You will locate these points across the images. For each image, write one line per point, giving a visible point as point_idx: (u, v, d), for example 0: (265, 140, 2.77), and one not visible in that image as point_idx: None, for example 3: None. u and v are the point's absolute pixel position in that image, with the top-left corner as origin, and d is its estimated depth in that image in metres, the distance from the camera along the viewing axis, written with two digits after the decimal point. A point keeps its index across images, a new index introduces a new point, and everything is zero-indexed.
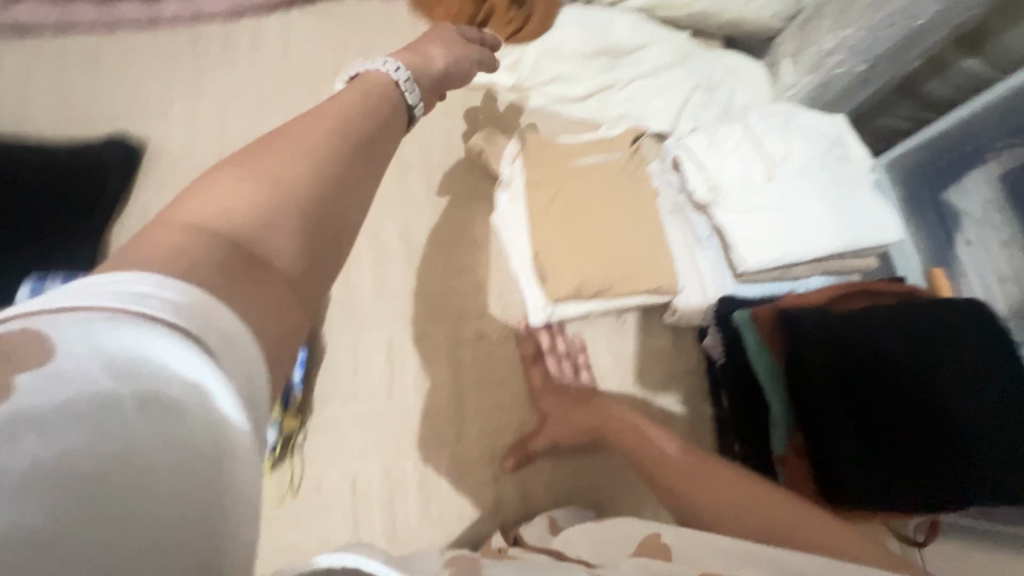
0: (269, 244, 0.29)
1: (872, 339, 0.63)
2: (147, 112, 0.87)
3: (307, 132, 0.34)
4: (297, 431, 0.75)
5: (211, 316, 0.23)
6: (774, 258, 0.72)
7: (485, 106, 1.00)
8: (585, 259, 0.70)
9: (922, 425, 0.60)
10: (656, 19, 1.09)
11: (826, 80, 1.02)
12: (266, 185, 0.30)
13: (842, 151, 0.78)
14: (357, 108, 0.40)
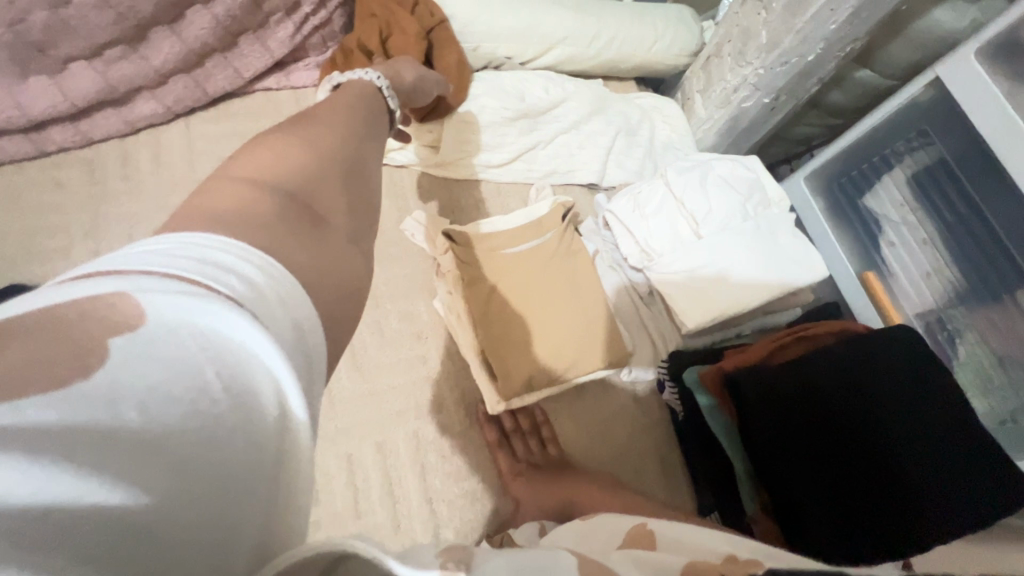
0: (309, 205, 0.43)
1: (809, 387, 0.66)
2: (45, 250, 0.80)
3: (320, 133, 0.49)
4: None
5: (270, 265, 0.32)
6: (713, 315, 0.73)
7: (411, 184, 0.98)
8: (532, 352, 0.73)
9: (871, 465, 0.62)
10: (567, 73, 1.11)
11: (736, 112, 1.05)
12: (295, 167, 0.44)
13: (760, 195, 0.81)
14: (347, 126, 0.53)
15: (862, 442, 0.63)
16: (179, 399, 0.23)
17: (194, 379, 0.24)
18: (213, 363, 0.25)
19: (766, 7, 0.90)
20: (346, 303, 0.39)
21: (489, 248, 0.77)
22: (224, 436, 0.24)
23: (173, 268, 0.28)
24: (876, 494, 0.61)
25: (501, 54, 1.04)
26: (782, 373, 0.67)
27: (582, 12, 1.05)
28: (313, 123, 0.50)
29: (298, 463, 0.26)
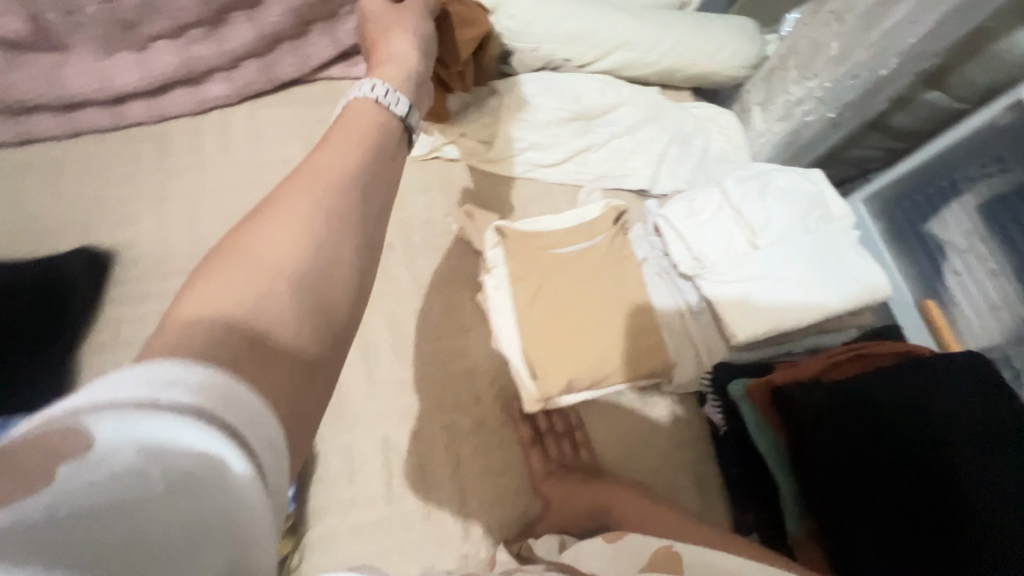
0: (273, 332, 0.30)
1: (864, 412, 0.63)
2: (117, 218, 0.84)
3: (326, 170, 0.37)
4: (292, 552, 0.70)
5: (226, 396, 0.24)
6: (765, 329, 0.71)
7: (463, 179, 0.99)
8: (575, 355, 0.72)
9: (930, 494, 0.59)
10: (623, 79, 1.10)
11: (797, 127, 1.03)
12: (263, 277, 0.32)
13: (822, 210, 0.78)
14: (366, 151, 0.40)
15: (916, 474, 0.60)
16: (124, 506, 0.21)
17: (143, 488, 0.21)
18: (168, 467, 0.22)
19: (838, 18, 0.88)
20: (317, 409, 0.31)
21: (537, 245, 0.77)
22: (178, 530, 0.22)
23: (110, 367, 0.22)
24: (930, 532, 0.58)
25: (560, 57, 1.04)
26: (836, 390, 0.65)
27: (644, 19, 1.05)
28: (319, 155, 0.38)
29: (260, 549, 0.24)
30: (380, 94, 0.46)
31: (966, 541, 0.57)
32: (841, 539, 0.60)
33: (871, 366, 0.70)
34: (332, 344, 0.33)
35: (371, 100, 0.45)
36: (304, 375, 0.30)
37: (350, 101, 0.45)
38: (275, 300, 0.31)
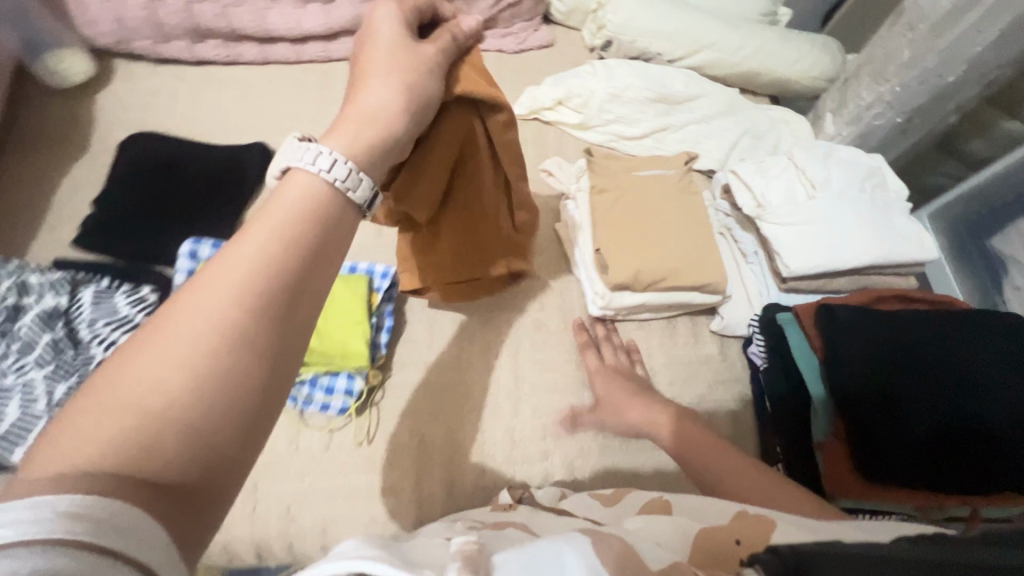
0: (158, 467, 0.27)
1: (914, 338, 0.69)
2: (280, 120, 1.05)
3: (235, 280, 0.31)
4: (378, 388, 0.84)
5: (101, 515, 0.23)
6: (815, 265, 0.80)
7: (554, 140, 1.16)
8: (644, 254, 0.84)
9: (955, 413, 0.65)
10: (708, 76, 1.24)
11: (865, 130, 1.12)
12: (147, 411, 0.27)
13: (879, 180, 0.87)
14: (288, 246, 0.33)
15: (959, 399, 0.65)
16: None
17: None
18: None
19: (912, 28, 0.95)
20: (204, 530, 0.28)
21: (621, 167, 0.91)
22: None
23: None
24: (958, 447, 0.65)
25: (654, 50, 1.21)
26: (879, 318, 0.72)
27: (731, 27, 1.20)
28: (232, 254, 0.32)
29: None
30: (335, 173, 0.37)
31: (974, 450, 0.65)
32: (864, 441, 0.67)
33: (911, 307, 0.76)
34: (209, 479, 0.28)
35: (309, 169, 0.36)
36: (179, 508, 0.27)
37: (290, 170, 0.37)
38: (157, 442, 0.27)
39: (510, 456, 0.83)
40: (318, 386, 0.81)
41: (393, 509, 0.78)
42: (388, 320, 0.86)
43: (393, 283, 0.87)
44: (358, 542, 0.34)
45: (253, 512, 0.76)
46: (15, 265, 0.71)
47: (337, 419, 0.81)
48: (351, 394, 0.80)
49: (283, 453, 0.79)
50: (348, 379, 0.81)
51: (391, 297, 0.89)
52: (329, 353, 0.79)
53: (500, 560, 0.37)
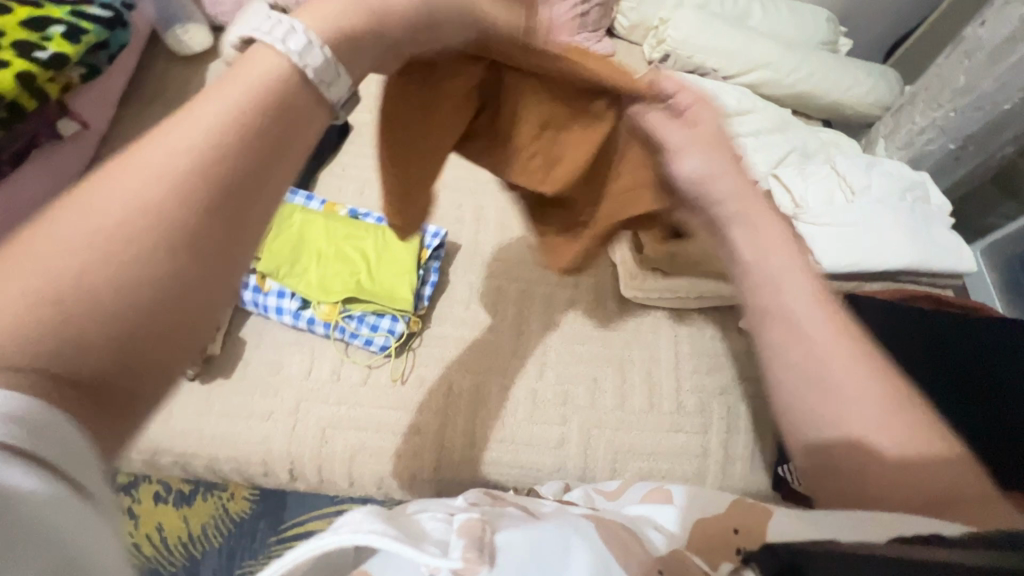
0: (70, 366, 0.24)
1: (948, 344, 0.73)
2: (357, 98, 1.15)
3: (168, 175, 0.27)
4: (415, 335, 0.91)
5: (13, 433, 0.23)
6: (848, 264, 0.82)
7: None
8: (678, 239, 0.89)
9: (976, 399, 0.68)
10: (762, 94, 1.28)
11: (918, 154, 1.13)
12: (50, 300, 0.24)
13: (922, 194, 0.88)
14: (231, 137, 0.28)
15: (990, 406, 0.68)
16: None
17: None
18: None
19: (969, 56, 0.98)
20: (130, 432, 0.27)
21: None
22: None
23: None
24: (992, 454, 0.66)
25: (709, 65, 1.26)
26: (903, 313, 0.75)
27: (789, 50, 1.25)
28: (164, 137, 0.27)
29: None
30: (291, 44, 0.30)
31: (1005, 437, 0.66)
32: None
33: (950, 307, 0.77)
34: (133, 389, 0.26)
35: (275, 45, 0.30)
36: (99, 410, 0.26)
37: (255, 47, 0.30)
38: (66, 335, 0.24)
39: (531, 416, 0.88)
40: (364, 322, 0.88)
41: (417, 448, 0.84)
42: (433, 275, 0.94)
43: (442, 243, 0.96)
44: (365, 515, 0.42)
45: (293, 429, 0.83)
46: None
47: (376, 357, 0.89)
48: (393, 333, 0.88)
49: (323, 382, 0.86)
50: (391, 321, 0.89)
51: (438, 256, 0.97)
52: (378, 294, 0.88)
53: (500, 535, 0.44)
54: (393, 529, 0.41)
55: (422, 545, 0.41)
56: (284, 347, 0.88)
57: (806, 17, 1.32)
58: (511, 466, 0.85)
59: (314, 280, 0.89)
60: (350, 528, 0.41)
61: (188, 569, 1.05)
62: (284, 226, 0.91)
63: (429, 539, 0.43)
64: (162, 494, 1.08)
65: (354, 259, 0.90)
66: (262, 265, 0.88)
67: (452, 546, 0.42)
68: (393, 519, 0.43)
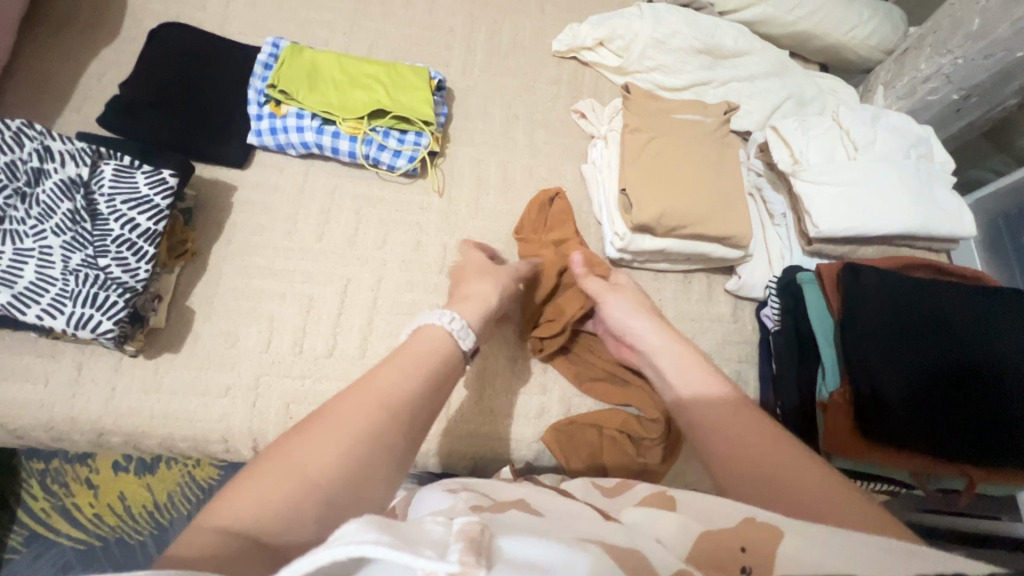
0: None
1: (939, 315, 0.68)
2: (311, 32, 1.00)
3: (343, 429, 0.44)
4: (438, 154, 0.94)
5: None
6: (847, 226, 0.77)
7: (591, 81, 1.09)
8: (669, 197, 0.83)
9: (965, 382, 0.66)
10: (759, 35, 1.17)
11: (918, 106, 1.07)
12: None
13: (926, 151, 0.83)
14: (346, 463, 0.42)
15: (980, 395, 0.66)
16: None
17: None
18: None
19: None
20: None
21: (658, 110, 0.91)
22: None
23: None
24: (965, 418, 0.65)
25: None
26: (903, 281, 0.71)
27: None
28: None
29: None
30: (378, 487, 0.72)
31: (979, 419, 0.65)
32: (876, 404, 0.66)
33: (941, 277, 0.75)
34: None
35: None
36: None
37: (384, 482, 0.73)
38: None
39: (510, 386, 0.83)
40: (390, 137, 0.90)
41: None
42: (445, 107, 0.96)
43: (443, 83, 0.98)
44: (358, 523, 0.34)
45: (253, 405, 0.76)
46: (39, 128, 0.71)
47: (407, 167, 0.90)
48: (420, 145, 0.90)
49: (285, 356, 0.79)
50: (415, 137, 0.91)
51: (443, 99, 0.98)
52: (401, 110, 0.89)
53: (501, 539, 0.38)
54: (390, 533, 0.34)
55: (417, 548, 0.34)
56: (237, 317, 0.80)
57: None
58: (488, 440, 0.80)
59: (330, 98, 0.89)
60: (345, 538, 0.33)
61: (157, 538, 1.01)
62: (291, 66, 0.89)
63: (425, 540, 0.35)
64: (123, 463, 1.04)
65: (370, 83, 0.91)
66: (278, 89, 0.88)
67: (449, 549, 0.35)
68: (394, 523, 0.35)
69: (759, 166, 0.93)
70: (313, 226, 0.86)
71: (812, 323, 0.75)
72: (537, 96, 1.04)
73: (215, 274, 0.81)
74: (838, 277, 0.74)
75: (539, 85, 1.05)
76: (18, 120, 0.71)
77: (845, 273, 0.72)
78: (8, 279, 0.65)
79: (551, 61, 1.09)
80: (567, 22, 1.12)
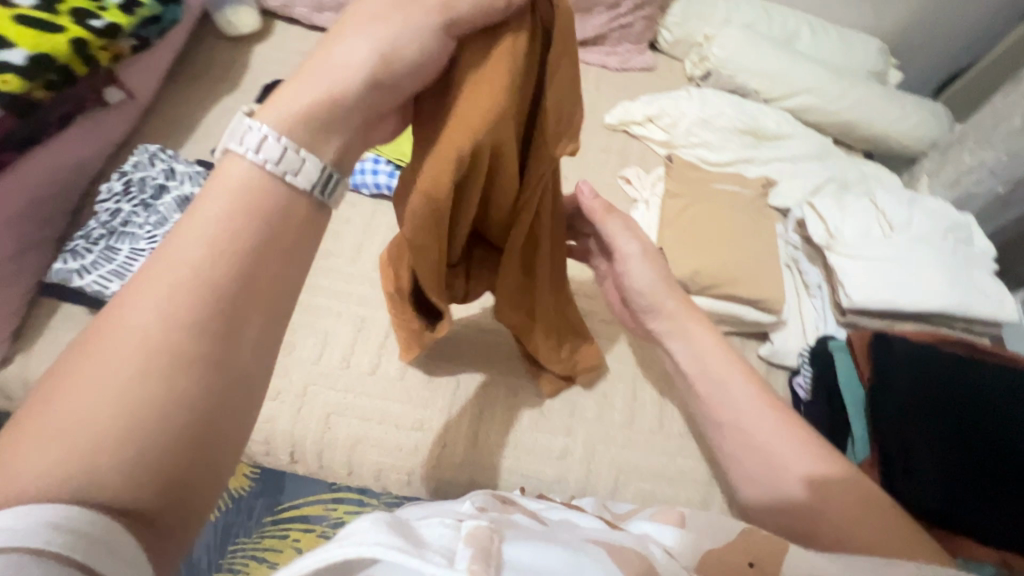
0: None
1: (972, 391, 0.68)
2: None
3: (124, 338, 0.28)
4: None
5: None
6: (881, 300, 0.79)
7: (638, 151, 1.18)
8: (704, 259, 0.88)
9: (1001, 461, 0.64)
10: (803, 121, 1.24)
11: (962, 196, 1.09)
12: None
13: (964, 236, 0.85)
14: (152, 387, 0.28)
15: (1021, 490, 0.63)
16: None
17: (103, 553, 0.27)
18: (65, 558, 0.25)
19: None
20: None
21: (698, 179, 0.98)
22: None
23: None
24: (1003, 499, 0.63)
25: (752, 86, 1.22)
26: (933, 354, 0.72)
27: (836, 77, 1.22)
28: None
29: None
30: None
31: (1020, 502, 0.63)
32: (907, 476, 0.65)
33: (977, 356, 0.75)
34: None
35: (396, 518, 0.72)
36: None
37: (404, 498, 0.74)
38: None
39: (537, 424, 0.86)
40: None
41: (416, 444, 0.83)
42: None
43: None
44: (371, 525, 0.37)
45: (298, 411, 0.83)
46: (169, 154, 0.86)
47: None
48: None
49: (332, 369, 0.86)
50: None
51: None
52: None
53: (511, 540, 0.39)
54: (398, 536, 0.36)
55: (426, 553, 0.36)
56: (295, 330, 0.88)
57: (857, 47, 1.31)
58: (511, 473, 0.82)
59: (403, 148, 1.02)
60: (356, 539, 0.36)
61: None
62: None
63: (431, 545, 0.37)
64: None
65: None
66: None
67: (457, 555, 0.36)
68: (403, 528, 0.38)
69: (797, 240, 0.96)
70: (374, 256, 0.96)
71: (843, 391, 0.76)
72: (586, 161, 1.13)
73: None
74: (867, 346, 0.75)
75: (590, 151, 1.15)
76: (156, 147, 0.87)
77: (874, 343, 0.74)
78: (120, 272, 0.77)
79: (602, 131, 1.18)
80: (619, 98, 1.23)
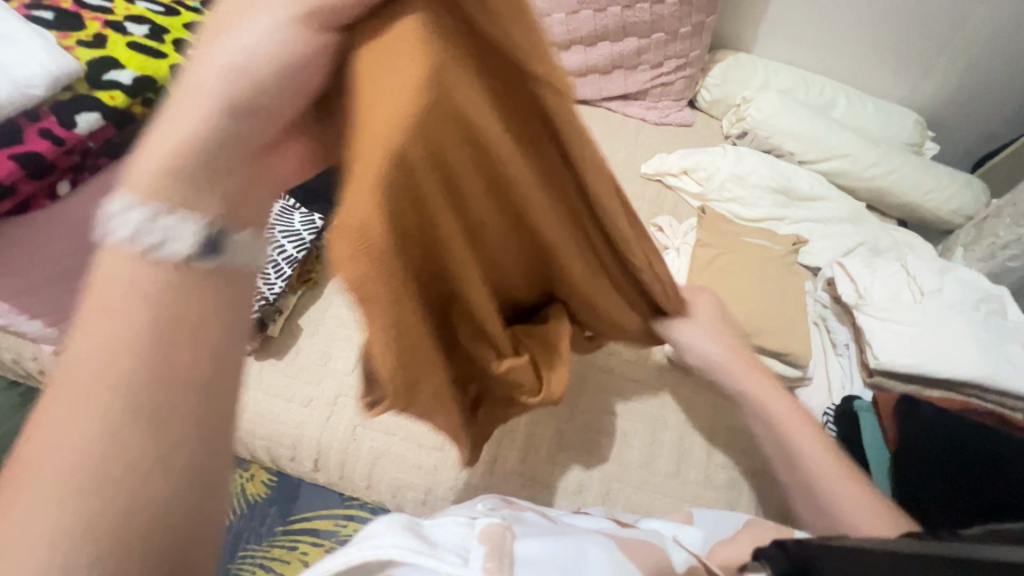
0: None
1: None
2: None
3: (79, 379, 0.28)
4: None
5: None
6: (909, 364, 0.79)
7: (672, 201, 1.22)
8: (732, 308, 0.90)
9: None
10: (836, 185, 1.27)
11: (998, 270, 1.09)
12: None
13: (997, 308, 0.86)
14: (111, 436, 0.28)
15: None
16: None
17: None
18: None
19: None
20: None
21: (729, 231, 1.01)
22: None
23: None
24: None
25: (787, 148, 1.26)
26: (963, 420, 0.71)
27: (871, 145, 1.25)
28: None
29: None
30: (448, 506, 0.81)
31: None
32: None
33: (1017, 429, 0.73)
34: None
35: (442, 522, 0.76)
36: None
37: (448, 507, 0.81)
38: None
39: (557, 455, 0.87)
40: None
41: (437, 462, 0.85)
42: None
43: None
44: (388, 529, 0.39)
45: (327, 419, 0.86)
46: None
47: None
48: None
49: None
50: None
51: None
52: None
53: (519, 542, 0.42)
54: (412, 538, 0.39)
55: (440, 552, 0.38)
56: (333, 341, 0.93)
57: (894, 118, 1.35)
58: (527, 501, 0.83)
59: None
60: (375, 543, 0.38)
61: None
62: None
63: (444, 544, 0.40)
64: None
65: None
66: None
67: (470, 555, 0.39)
68: (418, 531, 0.40)
69: (826, 298, 0.97)
70: None
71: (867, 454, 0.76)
72: None
73: (325, 304, 0.96)
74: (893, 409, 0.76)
75: None
76: None
77: (899, 406, 0.74)
78: None
79: (637, 180, 1.23)
80: (656, 150, 1.29)
